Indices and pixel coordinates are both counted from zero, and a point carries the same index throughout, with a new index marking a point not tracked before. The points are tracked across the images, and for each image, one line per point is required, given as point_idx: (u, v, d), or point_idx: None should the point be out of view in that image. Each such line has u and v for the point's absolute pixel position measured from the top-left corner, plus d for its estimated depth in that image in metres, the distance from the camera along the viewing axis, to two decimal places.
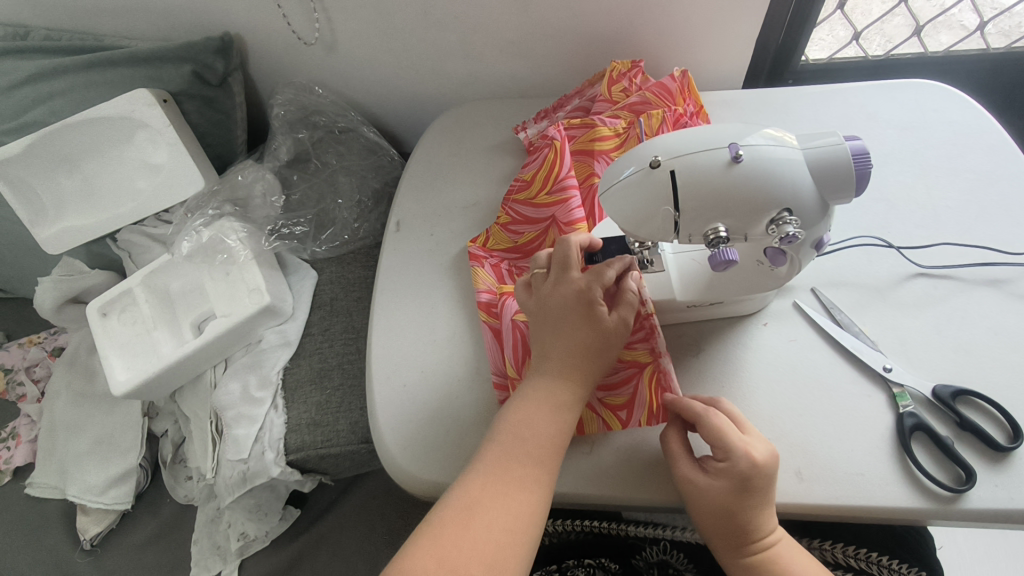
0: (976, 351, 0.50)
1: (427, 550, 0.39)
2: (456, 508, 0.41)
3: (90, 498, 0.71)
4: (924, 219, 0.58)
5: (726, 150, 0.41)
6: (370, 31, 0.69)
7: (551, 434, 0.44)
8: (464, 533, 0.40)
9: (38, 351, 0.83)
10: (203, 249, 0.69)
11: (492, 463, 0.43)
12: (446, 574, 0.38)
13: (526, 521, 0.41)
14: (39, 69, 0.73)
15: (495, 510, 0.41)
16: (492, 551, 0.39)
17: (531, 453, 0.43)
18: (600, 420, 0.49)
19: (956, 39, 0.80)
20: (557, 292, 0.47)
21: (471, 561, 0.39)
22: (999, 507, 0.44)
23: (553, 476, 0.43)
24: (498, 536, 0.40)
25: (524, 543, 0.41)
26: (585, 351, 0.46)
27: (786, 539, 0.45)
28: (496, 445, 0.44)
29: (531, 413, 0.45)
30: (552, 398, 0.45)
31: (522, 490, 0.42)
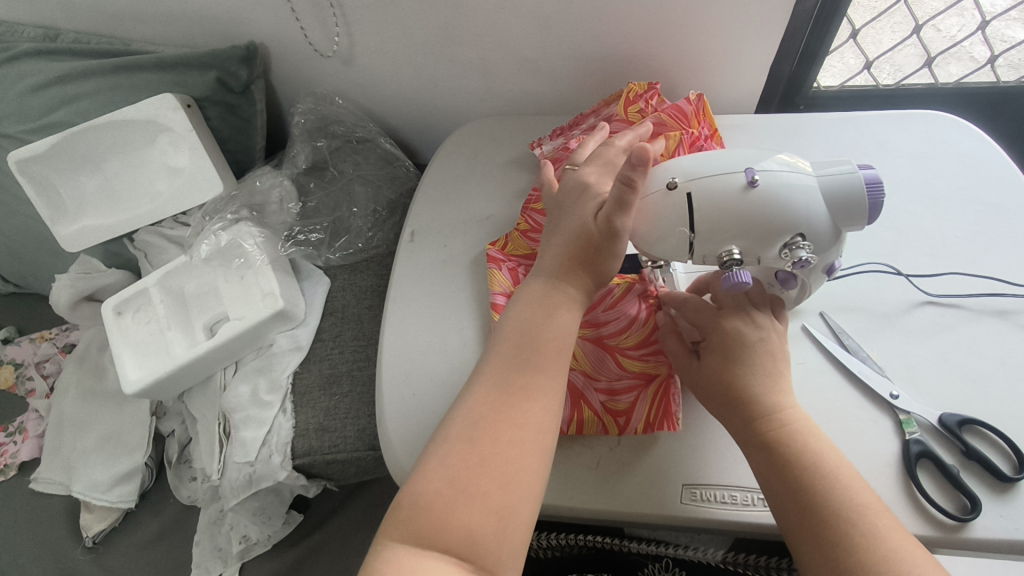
0: (983, 380, 0.51)
1: (438, 473, 0.38)
2: (462, 426, 0.40)
3: (95, 495, 0.71)
4: (932, 248, 0.59)
5: (742, 175, 0.42)
6: (391, 45, 0.71)
7: (554, 346, 0.43)
8: (474, 451, 0.39)
9: (49, 346, 0.83)
10: (221, 253, 0.71)
11: (495, 378, 0.42)
12: (459, 495, 0.37)
13: (538, 429, 0.40)
14: (66, 71, 0.75)
15: (503, 425, 0.39)
16: (503, 466, 0.38)
17: (532, 364, 0.42)
18: (598, 422, 0.51)
19: (967, 70, 0.81)
20: (568, 206, 0.46)
21: (484, 478, 0.38)
22: (1003, 537, 0.44)
23: (559, 382, 0.42)
24: (508, 449, 0.39)
25: (540, 455, 0.40)
26: (589, 250, 0.44)
27: (806, 425, 0.43)
28: (495, 362, 0.43)
29: (529, 322, 0.43)
30: (554, 303, 0.44)
31: (529, 401, 0.41)
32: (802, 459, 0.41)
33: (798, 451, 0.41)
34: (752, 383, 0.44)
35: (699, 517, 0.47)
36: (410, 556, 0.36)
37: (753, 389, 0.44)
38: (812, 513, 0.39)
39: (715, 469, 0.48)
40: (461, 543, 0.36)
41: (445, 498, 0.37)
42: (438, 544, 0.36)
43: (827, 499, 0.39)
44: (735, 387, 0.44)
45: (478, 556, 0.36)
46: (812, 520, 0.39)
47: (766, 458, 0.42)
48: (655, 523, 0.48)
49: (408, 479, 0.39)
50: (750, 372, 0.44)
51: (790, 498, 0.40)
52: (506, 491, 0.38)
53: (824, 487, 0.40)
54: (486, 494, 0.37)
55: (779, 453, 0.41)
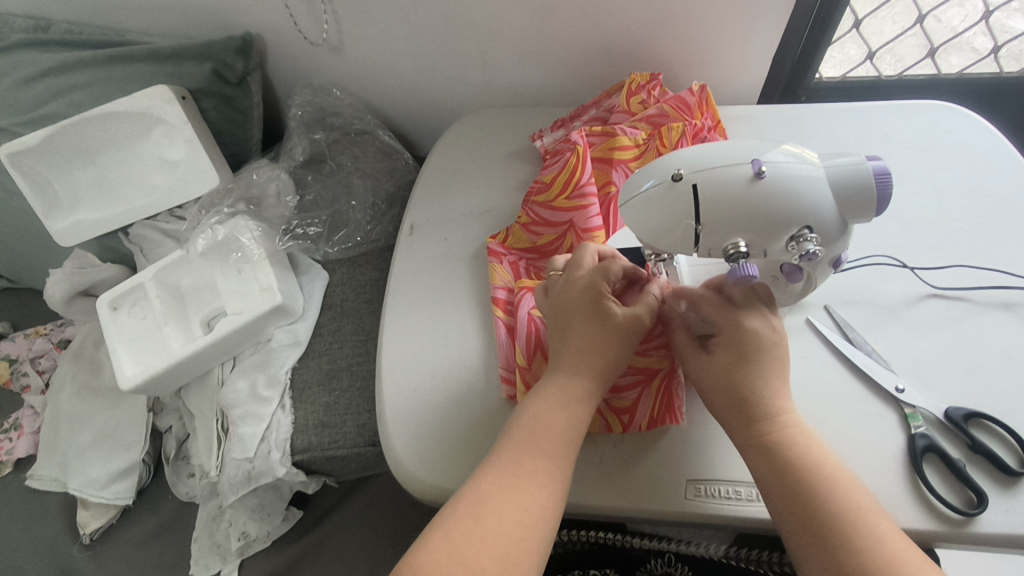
0: (989, 374, 0.50)
1: (437, 547, 0.38)
2: (465, 505, 0.40)
3: (92, 492, 0.70)
4: (937, 240, 0.58)
5: (749, 166, 0.41)
6: (389, 35, 0.69)
7: (557, 434, 0.44)
8: (474, 526, 0.39)
9: (44, 342, 0.83)
10: (217, 247, 0.70)
11: (499, 461, 0.43)
12: (457, 568, 0.37)
13: (537, 516, 0.40)
14: (59, 62, 0.73)
15: (504, 504, 0.40)
16: (504, 544, 0.39)
17: (536, 449, 0.43)
18: (602, 420, 0.50)
19: (968, 61, 0.80)
20: (568, 291, 0.48)
21: (483, 553, 0.38)
22: (1009, 532, 0.44)
23: (561, 470, 0.43)
24: (510, 528, 0.39)
25: (536, 543, 0.40)
26: (603, 351, 0.46)
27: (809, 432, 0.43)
28: (501, 446, 0.44)
29: (538, 411, 0.44)
30: (562, 392, 0.45)
31: (533, 483, 0.41)
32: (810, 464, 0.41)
33: (805, 453, 0.41)
34: (762, 383, 0.43)
35: (704, 512, 0.46)
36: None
37: (763, 389, 0.43)
38: (817, 514, 0.39)
39: (720, 463, 0.48)
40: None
41: (442, 569, 0.37)
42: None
43: (834, 502, 0.39)
44: (746, 385, 0.43)
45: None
46: (817, 525, 0.39)
47: (775, 458, 0.41)
48: (659, 519, 0.48)
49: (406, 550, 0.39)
50: (762, 373, 0.44)
51: (795, 496, 0.40)
52: (502, 570, 0.38)
53: (831, 494, 0.39)
54: (482, 571, 0.37)
55: (786, 453, 0.41)
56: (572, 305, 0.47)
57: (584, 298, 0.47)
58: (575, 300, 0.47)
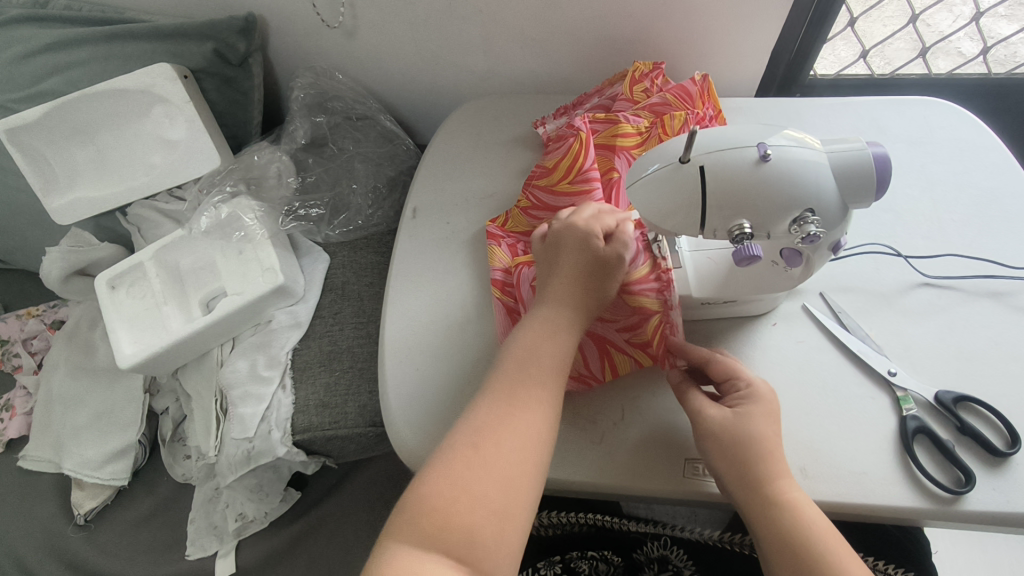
0: (978, 359, 0.52)
1: (438, 474, 0.39)
2: (464, 435, 0.41)
3: (87, 473, 0.70)
4: (930, 231, 0.60)
5: (754, 149, 0.42)
6: (393, 20, 0.70)
7: (541, 360, 0.44)
8: (474, 451, 0.40)
9: (37, 323, 0.82)
10: (220, 226, 0.70)
11: (489, 393, 0.43)
12: (463, 496, 0.38)
13: (534, 443, 0.41)
14: (58, 38, 0.73)
15: (505, 431, 0.41)
16: (507, 469, 0.39)
17: (528, 377, 0.43)
18: (631, 359, 0.52)
19: (955, 64, 0.82)
20: (560, 234, 0.49)
21: (487, 480, 0.39)
22: (995, 509, 0.45)
23: (551, 394, 0.43)
24: (511, 456, 0.40)
25: (534, 470, 0.40)
26: (588, 289, 0.47)
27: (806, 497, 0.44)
28: (493, 380, 0.44)
29: (527, 344, 0.45)
30: (550, 326, 0.46)
31: (531, 413, 0.42)
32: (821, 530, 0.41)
33: (812, 519, 0.42)
34: (772, 439, 0.45)
35: (702, 491, 0.47)
36: (412, 553, 0.36)
37: (775, 445, 0.45)
38: (815, 562, 0.40)
39: None
40: (461, 546, 0.37)
41: (447, 496, 0.38)
42: (438, 546, 0.37)
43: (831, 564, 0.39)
44: (763, 439, 0.44)
45: (475, 559, 0.37)
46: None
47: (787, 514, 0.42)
48: (658, 497, 0.49)
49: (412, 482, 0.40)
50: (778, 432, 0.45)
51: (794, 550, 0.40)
52: (505, 493, 0.38)
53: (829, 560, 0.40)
54: (485, 492, 0.38)
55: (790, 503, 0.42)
56: (563, 247, 0.49)
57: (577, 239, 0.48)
58: (568, 241, 0.48)
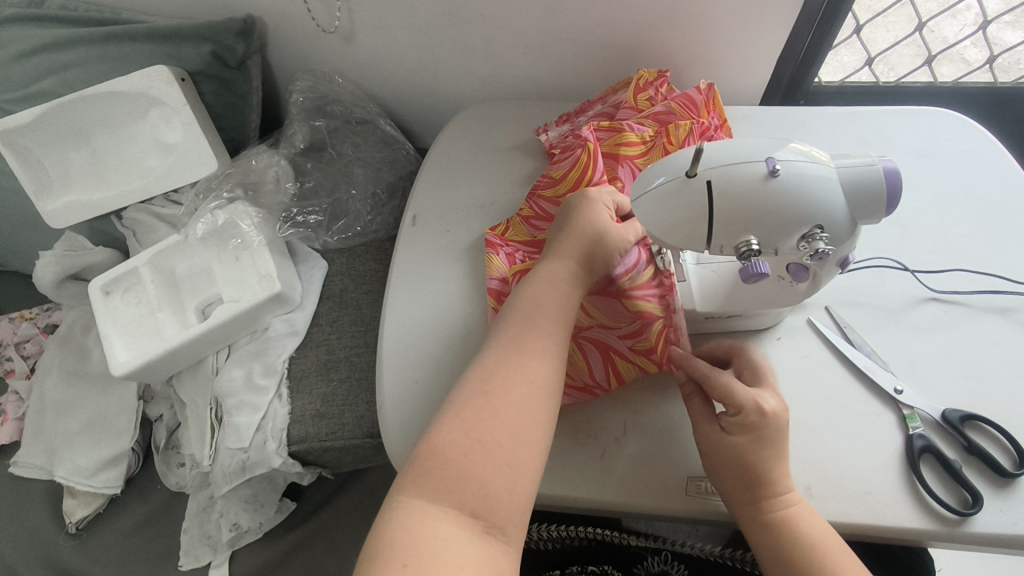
0: (985, 377, 0.51)
1: (454, 424, 0.38)
2: (476, 388, 0.40)
3: (79, 481, 0.69)
4: (936, 244, 0.59)
5: (763, 164, 0.41)
6: (394, 24, 0.69)
7: (546, 310, 0.45)
8: (490, 404, 0.39)
9: (30, 326, 0.81)
10: (216, 233, 0.69)
11: (500, 348, 0.43)
12: (476, 447, 0.37)
13: (541, 389, 0.41)
14: (53, 39, 0.72)
15: (513, 380, 0.41)
16: (517, 417, 0.39)
17: (537, 330, 0.44)
18: (636, 366, 0.51)
19: (961, 72, 0.81)
20: (566, 207, 0.52)
21: (499, 429, 0.38)
22: (1003, 532, 0.44)
23: (559, 348, 0.44)
24: (521, 403, 0.40)
25: (542, 416, 0.40)
26: (592, 249, 0.49)
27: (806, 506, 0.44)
28: (499, 334, 0.45)
29: (532, 297, 0.46)
30: (555, 279, 0.47)
31: (537, 362, 0.42)
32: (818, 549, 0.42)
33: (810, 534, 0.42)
34: (762, 464, 0.43)
35: (704, 509, 0.47)
36: (426, 503, 0.35)
37: (769, 467, 0.43)
38: None
39: None
40: (475, 498, 0.36)
41: (463, 447, 0.37)
42: (453, 497, 0.36)
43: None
44: (750, 467, 0.43)
45: (489, 512, 0.36)
46: None
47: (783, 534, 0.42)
48: (661, 515, 0.48)
49: (423, 436, 0.39)
50: (778, 454, 0.44)
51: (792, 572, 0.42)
52: (517, 441, 0.38)
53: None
54: (500, 442, 0.38)
55: (787, 524, 0.43)
56: (569, 215, 0.51)
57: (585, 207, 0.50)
58: (577, 207, 0.51)
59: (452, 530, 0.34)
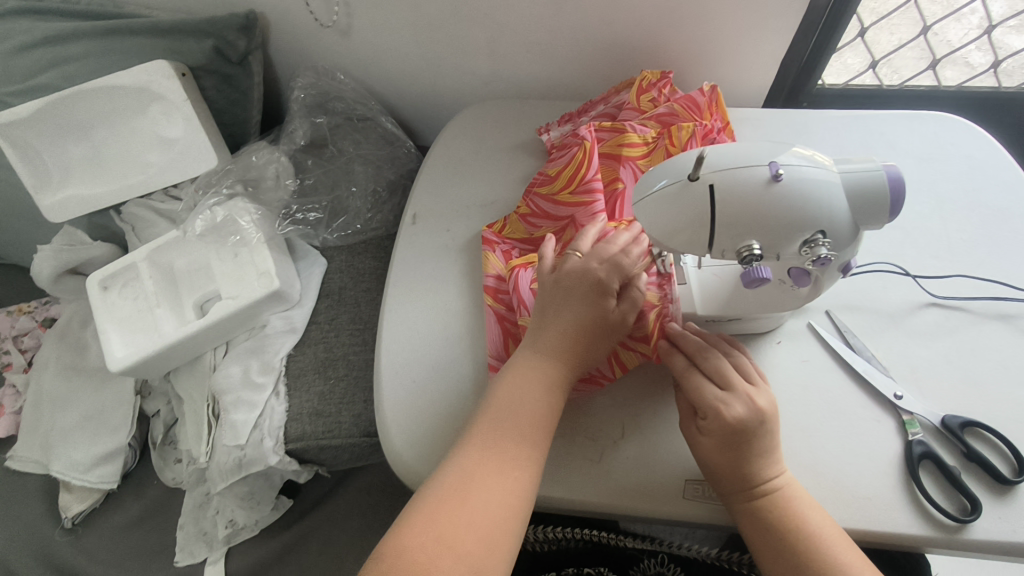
0: (986, 383, 0.51)
1: (421, 522, 0.40)
2: (446, 483, 0.42)
3: (75, 476, 0.68)
4: (939, 250, 0.59)
5: (766, 168, 0.41)
6: (397, 21, 0.68)
7: (530, 407, 0.45)
8: (458, 503, 0.40)
9: (28, 320, 0.81)
10: (215, 229, 0.68)
11: (471, 446, 0.43)
12: (444, 551, 0.38)
13: (516, 497, 0.41)
14: (54, 32, 0.71)
15: (489, 488, 0.41)
16: (489, 529, 0.40)
17: (517, 428, 0.44)
18: (638, 354, 0.51)
19: (965, 76, 0.81)
20: (564, 283, 0.48)
21: (469, 537, 0.39)
22: (1002, 540, 0.44)
23: (538, 449, 0.44)
24: (495, 512, 0.40)
25: (512, 527, 0.41)
26: (592, 336, 0.47)
27: (795, 492, 0.44)
28: (479, 427, 0.44)
29: (515, 389, 0.45)
30: (544, 371, 0.46)
31: (514, 470, 0.42)
32: (803, 539, 0.41)
33: (794, 521, 0.42)
34: (729, 464, 0.44)
35: (705, 512, 0.46)
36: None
37: (744, 467, 0.43)
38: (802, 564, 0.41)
39: None
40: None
41: (429, 552, 0.38)
42: None
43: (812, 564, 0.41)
44: (722, 467, 0.44)
45: None
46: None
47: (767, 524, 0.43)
48: (660, 519, 0.48)
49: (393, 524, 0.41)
50: (756, 455, 0.44)
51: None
52: (485, 550, 0.39)
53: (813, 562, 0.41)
54: (465, 541, 0.39)
55: (782, 531, 0.42)
56: (571, 296, 0.47)
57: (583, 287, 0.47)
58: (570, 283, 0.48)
59: None
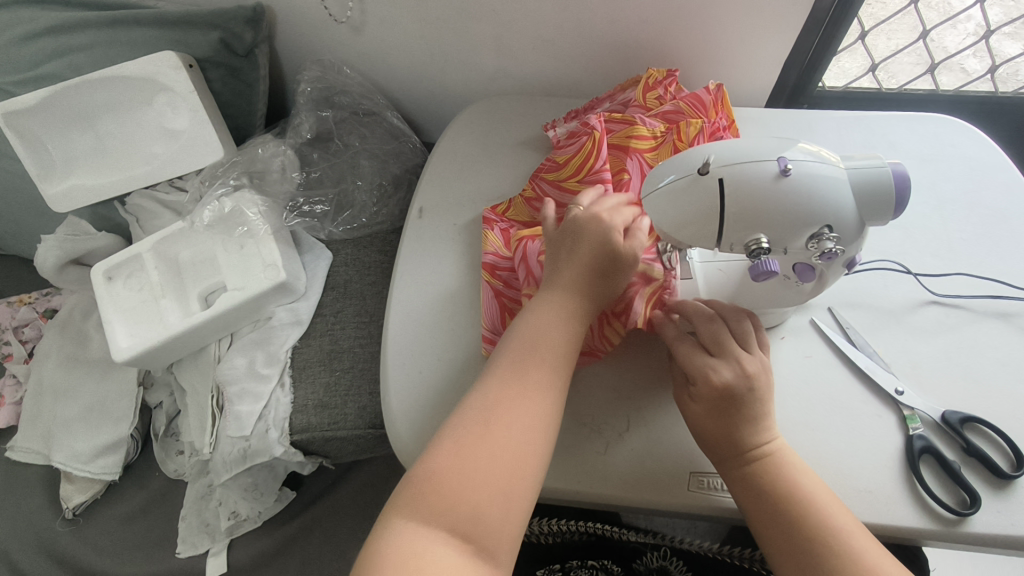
0: (985, 380, 0.52)
1: (447, 449, 0.40)
2: (470, 413, 0.42)
3: (77, 466, 0.69)
4: (939, 249, 0.60)
5: (774, 163, 0.41)
6: (405, 16, 0.69)
7: (551, 341, 0.45)
8: (482, 431, 0.41)
9: (29, 311, 0.80)
10: (223, 220, 0.69)
11: (490, 378, 0.44)
12: (472, 473, 0.39)
13: (541, 422, 0.42)
14: (60, 22, 0.71)
15: (514, 411, 0.41)
16: (515, 451, 0.40)
17: (537, 359, 0.44)
18: (618, 329, 0.51)
19: (962, 82, 0.82)
20: (575, 228, 0.47)
21: (495, 459, 0.40)
22: (1001, 532, 0.45)
23: (560, 378, 0.44)
24: (521, 436, 0.41)
25: (538, 452, 0.41)
26: (599, 281, 0.46)
27: (787, 455, 0.44)
28: (500, 359, 0.44)
29: (537, 323, 0.45)
30: (562, 311, 0.45)
31: (535, 396, 0.42)
32: (795, 500, 0.42)
33: (786, 483, 0.43)
34: (720, 430, 0.45)
35: (708, 503, 0.47)
36: (418, 526, 0.37)
37: (737, 432, 0.45)
38: (795, 523, 0.42)
39: None
40: (467, 524, 0.37)
41: (458, 474, 0.39)
42: (446, 523, 0.37)
43: (804, 524, 0.41)
44: (714, 433, 0.45)
45: (480, 536, 0.37)
46: (788, 535, 0.42)
47: (759, 489, 0.43)
48: (665, 511, 0.48)
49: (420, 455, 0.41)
50: (748, 419, 0.45)
51: (790, 537, 0.42)
52: (513, 472, 0.40)
53: (805, 520, 0.42)
54: (489, 464, 0.39)
55: (775, 491, 0.43)
56: (582, 239, 0.46)
57: (595, 231, 0.46)
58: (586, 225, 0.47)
59: (446, 552, 0.36)
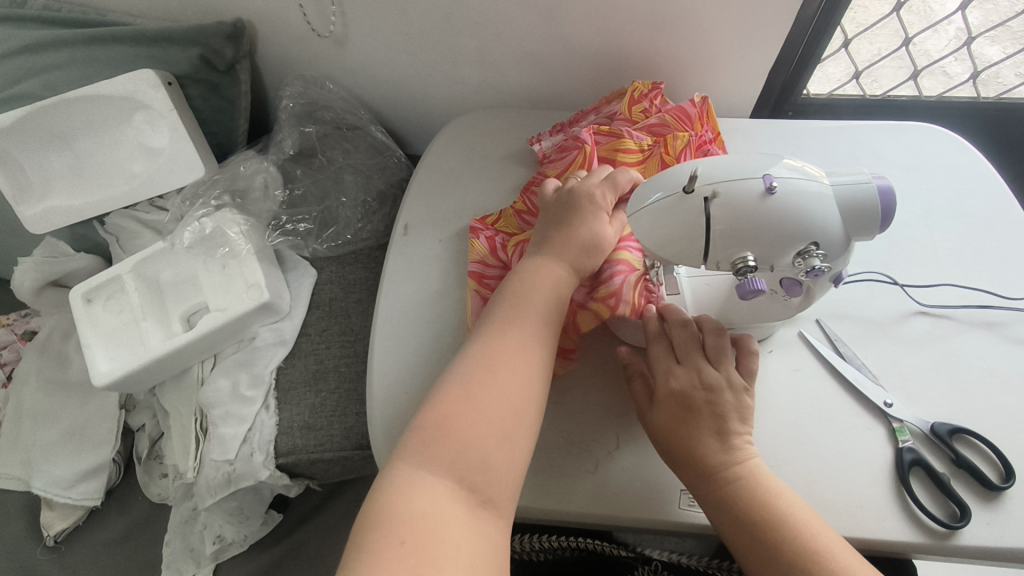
0: (973, 390, 0.52)
1: (450, 398, 0.39)
2: (472, 364, 0.41)
3: (57, 493, 0.67)
4: (925, 259, 0.60)
5: (760, 180, 0.41)
6: (388, 30, 0.68)
7: (545, 290, 0.45)
8: (488, 379, 0.40)
9: (7, 333, 0.79)
10: (204, 241, 0.68)
11: (484, 333, 0.43)
12: (476, 417, 0.38)
13: (536, 367, 0.42)
14: (37, 40, 0.70)
15: (510, 356, 0.41)
16: (515, 395, 0.40)
17: (529, 311, 0.44)
18: (591, 315, 0.51)
19: (945, 86, 0.83)
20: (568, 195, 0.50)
21: (497, 402, 0.39)
22: (991, 545, 0.45)
23: (550, 330, 0.44)
24: (518, 378, 0.41)
25: (534, 399, 0.41)
26: (594, 238, 0.48)
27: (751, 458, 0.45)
28: (495, 314, 0.45)
29: (531, 276, 0.46)
30: (555, 261, 0.47)
31: (528, 344, 0.43)
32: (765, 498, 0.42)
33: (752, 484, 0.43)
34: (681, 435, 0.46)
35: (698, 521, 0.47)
36: (425, 475, 0.36)
37: (700, 435, 0.45)
38: (763, 523, 0.41)
39: None
40: (473, 471, 0.37)
41: (461, 420, 0.38)
42: (452, 470, 0.36)
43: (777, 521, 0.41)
44: (672, 439, 0.46)
45: (485, 486, 0.37)
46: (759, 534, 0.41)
47: (724, 493, 0.43)
48: (655, 530, 0.48)
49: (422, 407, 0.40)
50: (711, 422, 0.45)
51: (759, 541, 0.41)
52: (514, 415, 0.39)
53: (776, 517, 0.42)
54: (493, 415, 0.39)
55: (739, 493, 0.43)
56: (577, 202, 0.49)
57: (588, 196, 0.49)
58: (582, 195, 0.49)
59: (453, 503, 0.35)
